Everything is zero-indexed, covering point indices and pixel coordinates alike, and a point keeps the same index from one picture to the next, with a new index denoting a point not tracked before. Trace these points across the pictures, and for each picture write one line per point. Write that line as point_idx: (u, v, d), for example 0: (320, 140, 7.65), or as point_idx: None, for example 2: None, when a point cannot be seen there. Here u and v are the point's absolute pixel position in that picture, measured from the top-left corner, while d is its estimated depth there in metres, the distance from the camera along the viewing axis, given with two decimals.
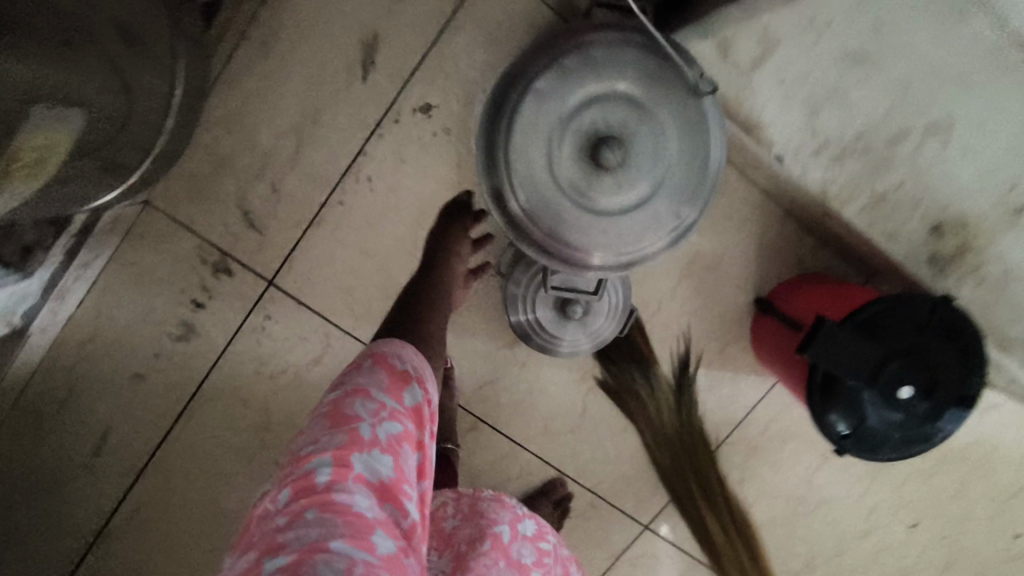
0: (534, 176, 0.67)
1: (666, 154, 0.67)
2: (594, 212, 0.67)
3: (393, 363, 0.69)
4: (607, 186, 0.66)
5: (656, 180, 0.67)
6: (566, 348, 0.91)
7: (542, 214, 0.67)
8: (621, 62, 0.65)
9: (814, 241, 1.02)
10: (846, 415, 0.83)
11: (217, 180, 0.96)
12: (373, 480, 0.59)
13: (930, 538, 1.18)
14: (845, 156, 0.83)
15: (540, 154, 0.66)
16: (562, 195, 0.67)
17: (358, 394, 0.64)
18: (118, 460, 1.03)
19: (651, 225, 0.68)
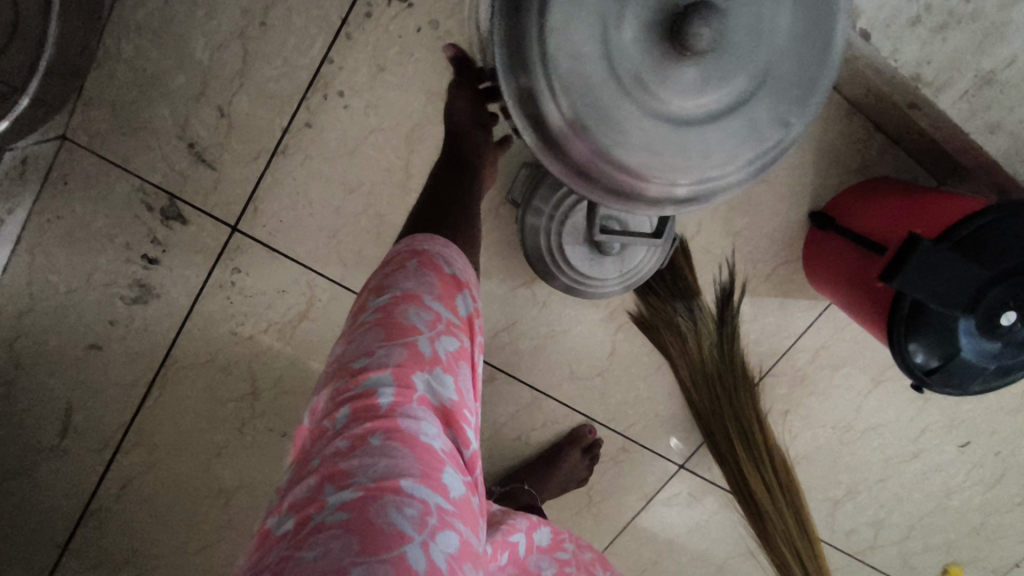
0: (584, 70, 0.47)
1: (768, 30, 0.48)
2: (668, 120, 0.49)
3: (442, 263, 0.59)
4: (688, 79, 0.47)
5: (754, 71, 0.49)
6: (600, 284, 0.77)
7: (595, 124, 0.48)
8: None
9: (881, 139, 0.86)
10: (931, 348, 0.70)
11: (150, 106, 0.77)
12: (437, 404, 0.52)
13: (984, 457, 1.08)
14: (948, 26, 0.66)
15: (594, 34, 0.47)
16: (622, 95, 0.48)
17: (412, 300, 0.55)
18: (89, 439, 0.89)
19: (742, 137, 0.50)
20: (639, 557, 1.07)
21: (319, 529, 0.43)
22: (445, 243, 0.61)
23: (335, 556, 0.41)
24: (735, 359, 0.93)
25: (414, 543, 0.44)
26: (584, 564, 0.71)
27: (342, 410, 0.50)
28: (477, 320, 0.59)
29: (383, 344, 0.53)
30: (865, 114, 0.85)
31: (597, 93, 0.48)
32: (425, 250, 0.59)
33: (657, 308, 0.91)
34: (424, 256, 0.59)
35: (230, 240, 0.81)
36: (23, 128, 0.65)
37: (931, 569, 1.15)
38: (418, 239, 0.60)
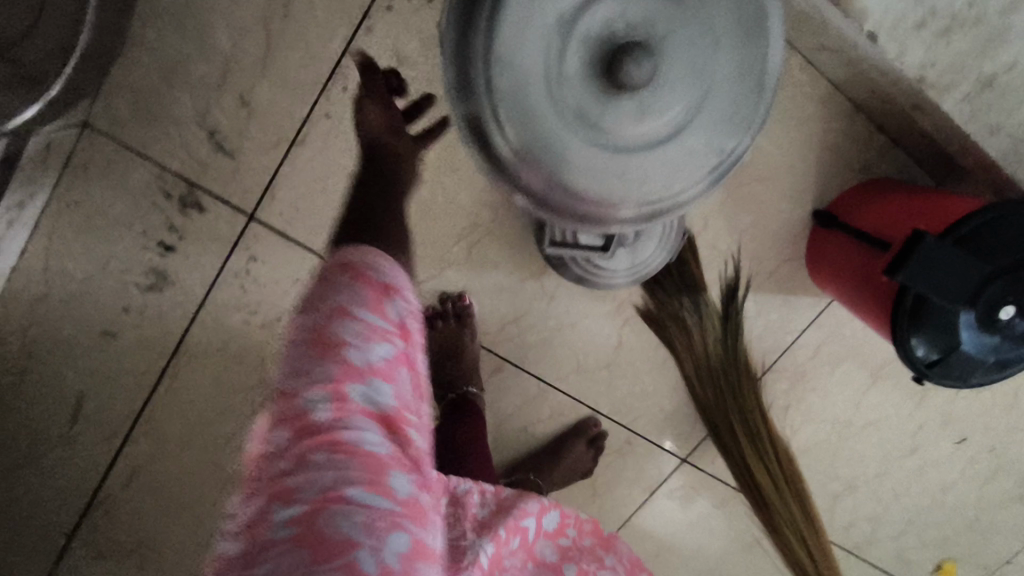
0: (526, 91, 0.45)
1: (712, 52, 0.47)
2: (607, 145, 0.47)
3: (372, 267, 0.48)
4: (627, 106, 0.46)
5: (694, 93, 0.47)
6: (611, 277, 0.80)
7: (542, 153, 0.46)
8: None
9: (882, 140, 0.89)
10: (932, 341, 0.72)
11: (170, 94, 0.79)
12: (382, 414, 0.46)
13: (978, 453, 1.11)
14: (952, 30, 0.68)
15: (532, 52, 0.45)
16: (567, 125, 0.46)
17: (342, 313, 0.46)
18: (98, 426, 0.89)
19: (687, 163, 0.48)
20: (642, 549, 1.08)
21: (269, 545, 0.41)
22: (370, 251, 0.49)
23: (284, 571, 0.39)
24: (738, 353, 0.95)
25: (365, 550, 0.41)
26: (584, 550, 0.71)
27: (277, 433, 0.44)
28: (421, 324, 0.50)
29: (309, 362, 0.45)
30: (868, 114, 0.87)
31: (531, 114, 0.46)
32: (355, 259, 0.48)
33: (663, 301, 0.93)
34: (352, 263, 0.48)
35: (247, 229, 0.83)
36: (55, 110, 0.67)
37: (924, 562, 1.17)
38: (352, 249, 0.49)
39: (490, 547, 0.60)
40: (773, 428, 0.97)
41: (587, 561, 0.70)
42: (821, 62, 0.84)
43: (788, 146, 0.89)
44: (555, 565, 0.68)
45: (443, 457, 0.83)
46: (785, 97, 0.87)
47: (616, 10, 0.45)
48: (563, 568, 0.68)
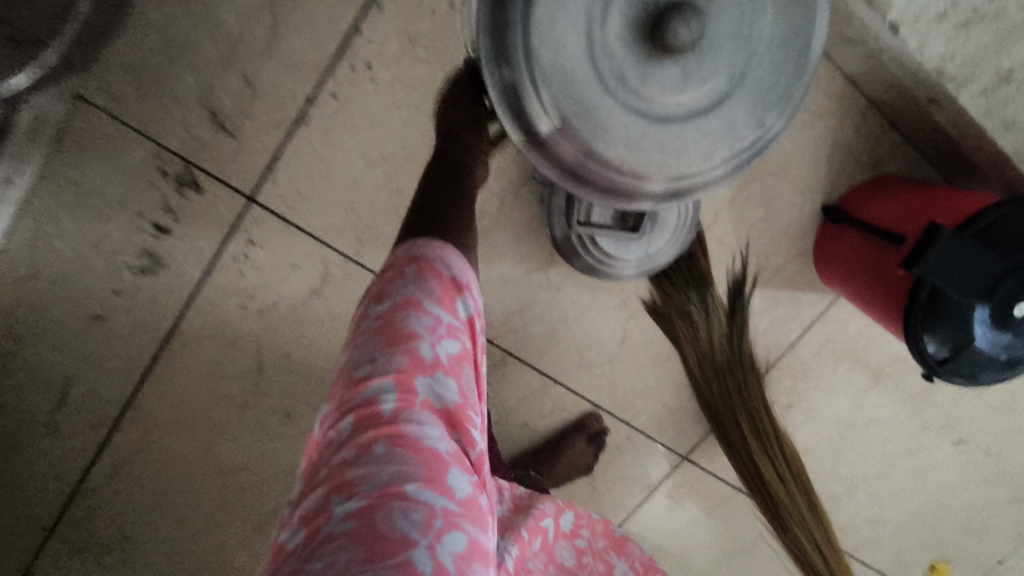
0: (567, 60, 0.45)
1: (755, 22, 0.47)
2: (646, 114, 0.47)
3: (444, 262, 0.53)
4: (670, 74, 0.46)
5: (735, 65, 0.47)
6: (619, 266, 0.78)
7: (578, 122, 0.46)
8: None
9: (893, 137, 0.88)
10: (943, 339, 0.72)
11: (170, 70, 0.76)
12: (441, 408, 0.48)
13: (975, 455, 1.11)
14: (972, 24, 0.69)
15: (575, 19, 0.45)
16: (605, 92, 0.46)
17: (412, 306, 0.49)
18: (84, 414, 0.86)
19: (724, 137, 0.49)
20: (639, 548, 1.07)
21: (328, 540, 0.42)
22: (451, 245, 0.55)
23: (342, 567, 0.40)
24: (743, 349, 0.94)
25: (420, 547, 0.42)
26: (596, 554, 0.70)
27: (346, 419, 0.47)
28: (478, 321, 0.54)
29: (379, 353, 0.48)
30: (880, 109, 0.87)
31: (571, 82, 0.46)
32: (424, 255, 0.53)
33: (671, 297, 0.92)
34: (423, 258, 0.53)
35: (246, 211, 0.80)
36: None
37: (918, 565, 1.17)
38: (423, 242, 0.54)
39: (514, 549, 0.62)
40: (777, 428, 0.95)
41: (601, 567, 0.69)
42: (837, 55, 0.83)
43: (800, 140, 0.88)
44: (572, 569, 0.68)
45: None
46: None
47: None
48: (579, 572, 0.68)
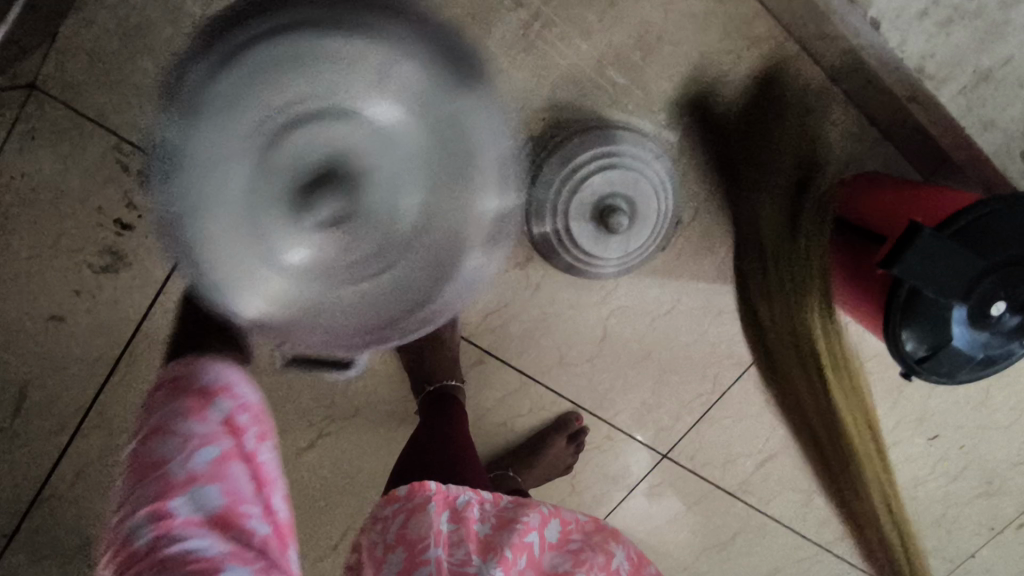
0: (256, 270, 0.53)
1: (449, 149, 0.53)
2: (338, 293, 0.55)
3: (192, 378, 0.59)
4: (342, 261, 0.53)
5: (442, 191, 0.53)
6: (611, 263, 0.84)
7: (292, 317, 0.56)
8: (315, 60, 0.50)
9: (873, 135, 0.88)
10: (921, 336, 0.71)
11: (131, 59, 0.73)
12: (206, 516, 0.53)
13: (947, 449, 1.12)
14: (953, 22, 0.68)
15: (265, 231, 0.52)
16: (301, 291, 0.54)
17: (160, 430, 0.55)
18: (43, 418, 0.82)
19: (417, 287, 0.56)
20: None
21: None
22: (223, 364, 0.61)
23: None
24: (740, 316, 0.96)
25: None
26: (592, 545, 0.70)
27: (113, 550, 0.52)
28: (242, 416, 0.59)
29: (136, 486, 0.54)
30: (860, 107, 0.86)
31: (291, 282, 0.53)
32: (175, 378, 0.59)
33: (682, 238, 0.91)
34: (176, 381, 0.59)
35: None
36: None
37: None
38: (177, 363, 0.61)
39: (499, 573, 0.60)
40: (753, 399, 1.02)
41: (599, 558, 0.68)
42: (818, 51, 0.83)
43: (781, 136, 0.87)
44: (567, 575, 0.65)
45: (426, 452, 0.78)
46: (779, 86, 0.85)
47: (304, 159, 0.51)
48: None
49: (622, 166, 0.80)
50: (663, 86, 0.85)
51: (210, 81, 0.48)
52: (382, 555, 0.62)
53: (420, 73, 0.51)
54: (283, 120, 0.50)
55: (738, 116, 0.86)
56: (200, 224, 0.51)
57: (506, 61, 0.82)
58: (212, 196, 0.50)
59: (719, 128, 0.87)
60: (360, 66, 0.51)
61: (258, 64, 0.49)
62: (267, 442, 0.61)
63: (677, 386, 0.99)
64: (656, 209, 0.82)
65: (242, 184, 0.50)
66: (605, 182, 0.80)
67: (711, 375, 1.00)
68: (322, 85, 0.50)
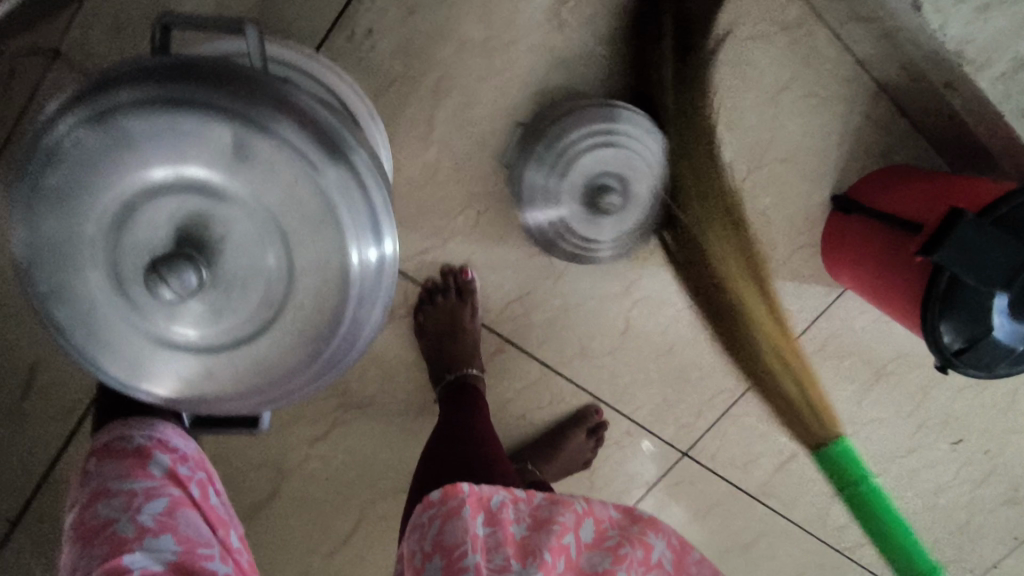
0: (146, 365, 0.47)
1: (305, 213, 0.43)
2: (242, 363, 0.47)
3: (123, 443, 0.64)
4: (226, 334, 0.46)
5: (307, 243, 0.44)
6: (605, 247, 0.83)
7: (205, 395, 0.49)
8: (141, 129, 0.40)
9: (905, 126, 0.86)
10: (963, 330, 0.70)
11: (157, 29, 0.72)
12: (166, 562, 0.55)
13: (972, 454, 1.10)
14: (995, 5, 0.67)
15: (115, 317, 0.44)
16: (201, 373, 0.47)
17: (102, 495, 0.60)
18: (55, 398, 0.83)
19: (315, 338, 0.47)
20: None
21: None
22: (157, 423, 0.67)
23: None
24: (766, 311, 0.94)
25: None
26: (630, 536, 0.66)
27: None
28: (182, 469, 0.66)
29: (87, 552, 0.56)
30: (893, 97, 0.85)
31: (159, 371, 0.46)
32: (103, 447, 0.65)
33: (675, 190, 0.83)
34: (105, 450, 0.64)
35: None
36: None
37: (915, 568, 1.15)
38: (101, 434, 0.66)
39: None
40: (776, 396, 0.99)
41: (639, 549, 0.64)
42: (852, 37, 0.81)
43: (811, 126, 0.86)
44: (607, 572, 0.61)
45: (450, 445, 0.75)
46: (811, 73, 0.84)
47: (144, 250, 0.42)
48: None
49: (615, 148, 0.78)
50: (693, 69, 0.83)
51: (37, 175, 0.41)
52: (422, 564, 0.61)
53: (266, 135, 0.41)
54: (108, 216, 0.41)
55: (768, 106, 0.85)
56: (70, 334, 0.45)
57: (534, 42, 0.81)
58: (67, 291, 0.44)
59: (748, 116, 0.85)
60: (200, 139, 0.40)
61: (91, 147, 0.40)
62: (209, 488, 0.67)
63: (698, 382, 0.97)
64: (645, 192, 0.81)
65: (85, 272, 0.43)
66: (596, 163, 0.79)
67: (733, 371, 0.98)
68: (144, 161, 0.40)
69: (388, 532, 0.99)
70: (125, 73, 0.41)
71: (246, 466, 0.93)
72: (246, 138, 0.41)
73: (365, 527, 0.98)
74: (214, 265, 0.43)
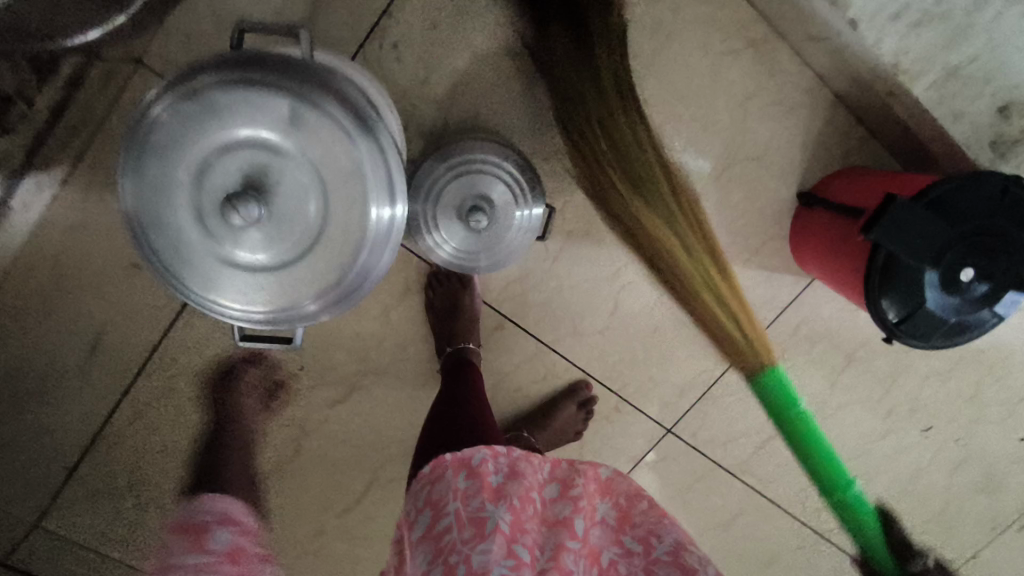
0: (213, 286, 0.59)
1: (339, 168, 0.55)
2: (285, 291, 0.59)
3: (191, 523, 0.79)
4: (275, 264, 0.58)
5: (340, 194, 0.56)
6: (486, 263, 0.88)
7: (252, 317, 0.61)
8: (224, 99, 0.53)
9: (861, 133, 0.98)
10: (901, 304, 0.80)
11: (221, 41, 0.87)
12: None
13: (942, 441, 1.17)
14: (923, 24, 0.79)
15: (194, 241, 0.57)
16: (253, 295, 0.59)
17: (174, 565, 0.74)
18: (114, 359, 0.97)
19: (342, 274, 0.59)
20: None
21: None
22: (221, 503, 0.83)
23: None
24: (740, 298, 1.05)
25: None
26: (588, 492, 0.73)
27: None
28: (237, 544, 0.78)
29: None
30: (849, 106, 0.97)
31: (225, 289, 0.59)
32: (179, 519, 0.81)
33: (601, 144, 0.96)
34: (176, 523, 0.79)
35: None
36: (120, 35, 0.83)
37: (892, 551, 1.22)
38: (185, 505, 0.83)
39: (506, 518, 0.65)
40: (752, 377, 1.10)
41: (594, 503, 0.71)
42: (810, 54, 0.93)
43: (777, 131, 0.98)
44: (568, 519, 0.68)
45: (452, 405, 0.86)
46: (776, 86, 0.96)
47: (220, 188, 0.55)
48: (572, 523, 0.68)
49: (491, 165, 0.85)
50: (673, 80, 0.96)
51: (143, 128, 0.54)
52: (414, 517, 0.70)
53: (314, 109, 0.53)
54: (195, 160, 0.55)
55: (739, 113, 0.97)
56: (158, 255, 0.58)
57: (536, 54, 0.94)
58: (159, 223, 0.57)
59: (721, 122, 0.97)
60: (265, 107, 0.53)
61: (184, 113, 0.53)
62: (261, 562, 0.80)
63: (679, 362, 1.07)
64: (529, 200, 0.86)
65: (175, 207, 0.56)
66: (465, 187, 0.83)
67: (713, 354, 1.08)
68: (226, 121, 0.53)
69: (398, 493, 1.09)
70: (210, 60, 0.53)
71: (274, 428, 1.04)
72: (299, 109, 0.53)
73: (377, 488, 1.09)
74: (270, 205, 0.55)
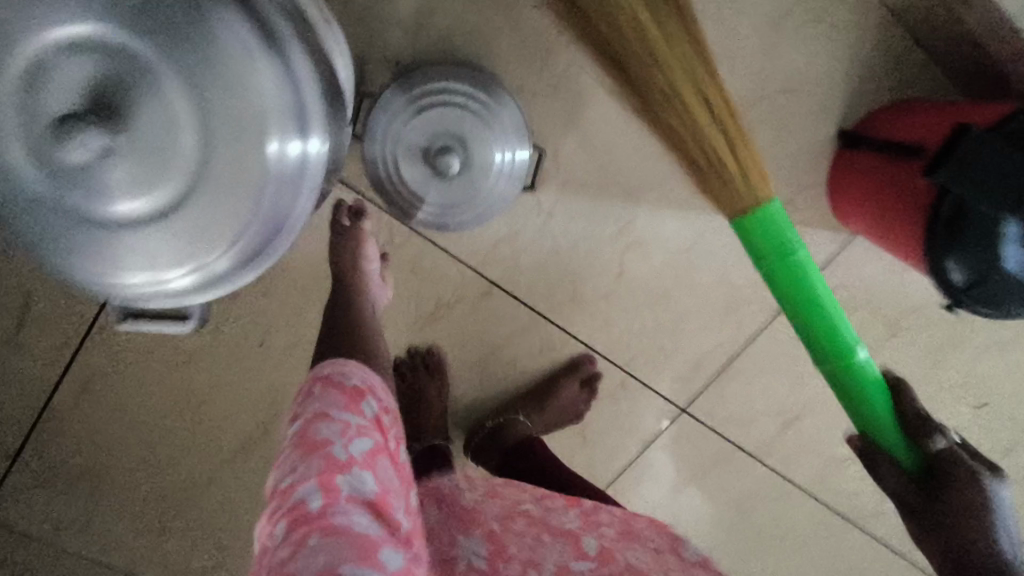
0: (80, 242, 0.49)
1: (224, 91, 0.46)
2: (166, 248, 0.48)
3: (343, 380, 0.63)
4: (148, 212, 0.47)
5: (227, 119, 0.46)
6: (467, 218, 0.77)
7: (132, 281, 0.50)
8: (74, 9, 0.44)
9: (914, 57, 0.82)
10: (971, 263, 0.64)
11: None
12: (363, 499, 0.55)
13: (998, 421, 1.00)
14: None
15: (42, 188, 0.46)
16: (126, 253, 0.49)
17: (321, 417, 0.58)
18: (57, 329, 0.89)
19: (238, 223, 0.49)
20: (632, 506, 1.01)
21: None
22: (366, 368, 0.65)
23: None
24: None
25: None
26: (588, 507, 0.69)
27: (279, 524, 0.54)
28: (385, 418, 0.63)
29: (298, 462, 0.56)
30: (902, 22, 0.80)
31: (95, 246, 0.48)
32: (325, 375, 0.63)
33: None
34: (327, 377, 0.63)
35: None
36: None
37: None
38: (329, 363, 0.64)
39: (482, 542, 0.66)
40: (779, 349, 0.95)
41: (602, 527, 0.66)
42: None
43: (814, 55, 0.82)
44: (567, 531, 0.65)
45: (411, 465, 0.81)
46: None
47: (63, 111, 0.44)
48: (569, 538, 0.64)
49: (452, 95, 0.75)
50: None
51: None
52: None
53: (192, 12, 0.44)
54: (36, 73, 0.45)
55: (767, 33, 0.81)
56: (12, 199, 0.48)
57: None
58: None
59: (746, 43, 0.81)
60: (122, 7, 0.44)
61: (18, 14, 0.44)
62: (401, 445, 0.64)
63: (696, 332, 0.94)
64: (512, 133, 0.76)
65: (9, 144, 0.45)
66: (431, 125, 0.74)
67: (733, 323, 0.94)
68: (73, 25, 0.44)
69: None
70: None
71: (235, 408, 0.93)
72: (174, 20, 0.45)
73: None
74: (130, 133, 0.44)
